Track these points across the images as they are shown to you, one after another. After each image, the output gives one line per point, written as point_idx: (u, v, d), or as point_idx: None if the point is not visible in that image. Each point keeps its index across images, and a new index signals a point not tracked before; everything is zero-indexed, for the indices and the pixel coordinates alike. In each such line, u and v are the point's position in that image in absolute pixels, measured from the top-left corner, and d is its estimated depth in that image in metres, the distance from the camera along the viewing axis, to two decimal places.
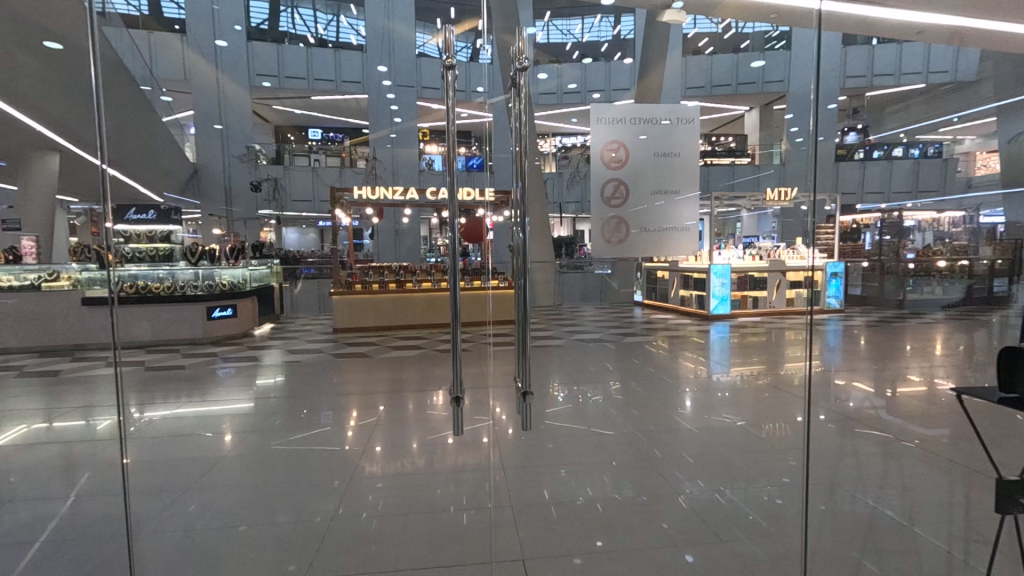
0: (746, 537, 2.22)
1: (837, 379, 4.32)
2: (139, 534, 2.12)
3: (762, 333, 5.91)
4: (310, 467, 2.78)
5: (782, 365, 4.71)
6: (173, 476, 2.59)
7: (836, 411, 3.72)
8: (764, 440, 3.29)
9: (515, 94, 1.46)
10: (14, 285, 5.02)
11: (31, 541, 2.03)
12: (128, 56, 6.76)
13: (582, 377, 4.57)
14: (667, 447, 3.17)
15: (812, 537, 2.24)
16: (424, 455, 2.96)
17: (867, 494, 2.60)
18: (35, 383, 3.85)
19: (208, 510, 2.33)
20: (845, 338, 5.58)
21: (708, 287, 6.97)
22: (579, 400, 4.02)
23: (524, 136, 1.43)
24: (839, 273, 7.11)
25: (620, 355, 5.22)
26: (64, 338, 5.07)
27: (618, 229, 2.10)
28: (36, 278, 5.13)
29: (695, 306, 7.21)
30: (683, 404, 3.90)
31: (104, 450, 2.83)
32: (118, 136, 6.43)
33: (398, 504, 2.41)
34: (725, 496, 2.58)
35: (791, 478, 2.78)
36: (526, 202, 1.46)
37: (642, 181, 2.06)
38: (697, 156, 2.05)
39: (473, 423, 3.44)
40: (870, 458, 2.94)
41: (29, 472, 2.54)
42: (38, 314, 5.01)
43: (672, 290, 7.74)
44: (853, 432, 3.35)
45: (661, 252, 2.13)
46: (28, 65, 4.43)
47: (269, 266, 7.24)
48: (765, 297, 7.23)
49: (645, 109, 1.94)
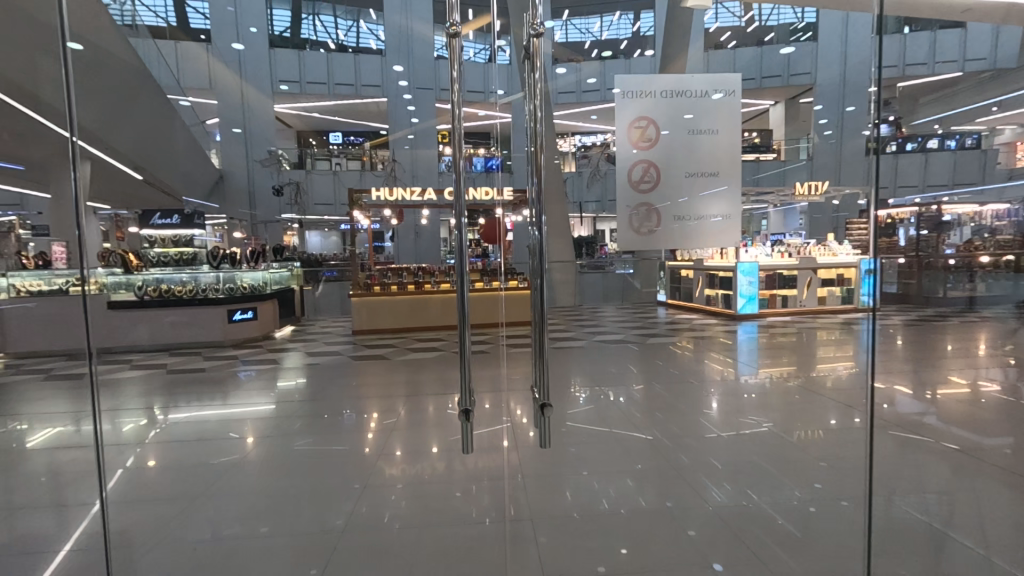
0: (779, 548, 2.12)
1: (874, 381, 4.13)
2: (161, 536, 2.14)
3: (792, 333, 5.71)
4: (329, 470, 2.76)
5: (814, 366, 4.53)
6: (195, 478, 2.62)
7: (873, 414, 3.55)
8: (795, 445, 3.16)
9: (531, 89, 1.39)
10: (44, 289, 5.20)
11: (57, 543, 2.06)
12: (155, 66, 6.95)
13: (604, 378, 4.47)
14: (693, 451, 3.07)
15: (849, 550, 2.12)
16: (443, 458, 2.92)
17: (908, 504, 2.46)
18: (66, 386, 3.95)
19: (229, 512, 2.34)
20: (881, 337, 5.35)
21: (736, 286, 6.81)
22: (601, 402, 3.93)
23: (540, 133, 1.36)
24: (875, 271, 6.75)
25: (644, 356, 5.10)
26: (95, 341, 5.20)
27: (648, 217, 2.01)
28: (64, 283, 5.29)
29: (721, 306, 7.02)
30: (710, 407, 3.77)
31: (129, 453, 2.87)
32: (146, 142, 6.59)
33: (416, 510, 2.37)
34: (754, 503, 2.48)
35: (825, 486, 2.65)
36: (543, 199, 1.39)
37: (675, 162, 1.96)
38: (731, 136, 1.96)
39: (493, 426, 3.38)
40: (910, 465, 2.80)
41: (59, 474, 2.60)
42: (70, 318, 5.15)
43: (698, 287, 7.57)
44: (891, 436, 3.20)
45: (692, 239, 2.06)
46: (59, 76, 4.57)
47: (290, 269, 7.32)
48: (794, 296, 6.91)
49: (682, 81, 1.85)
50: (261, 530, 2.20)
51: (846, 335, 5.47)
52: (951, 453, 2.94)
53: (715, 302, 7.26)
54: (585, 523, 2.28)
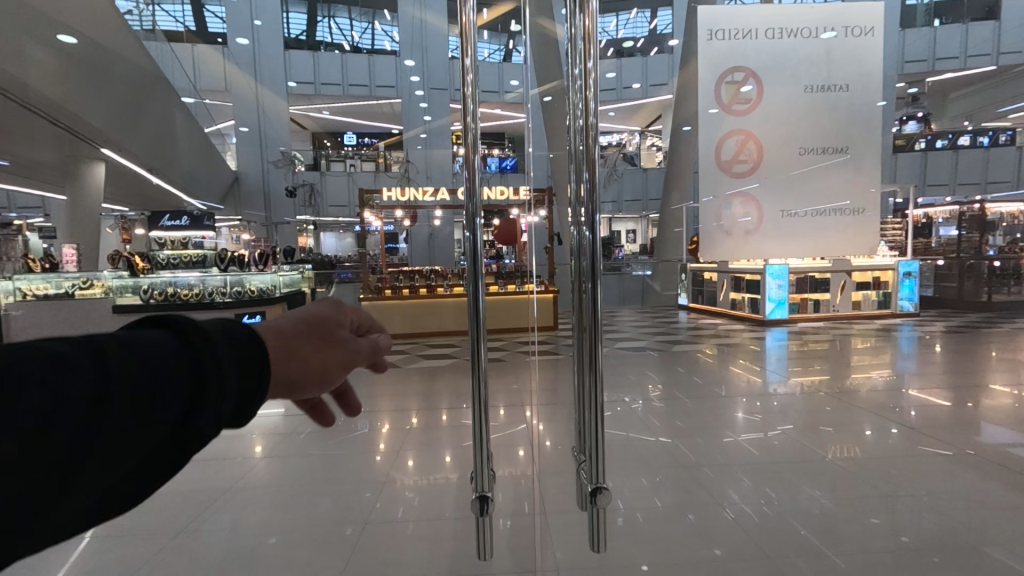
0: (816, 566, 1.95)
1: (912, 391, 3.89)
2: (161, 552, 2.06)
3: (824, 340, 5.46)
4: (337, 482, 2.65)
5: (847, 374, 4.32)
6: (201, 490, 2.56)
7: (911, 425, 3.36)
8: (827, 457, 2.98)
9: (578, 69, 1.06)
10: (51, 293, 5.22)
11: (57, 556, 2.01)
12: (169, 68, 6.96)
13: (623, 386, 4.31)
14: (719, 463, 2.91)
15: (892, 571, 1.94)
16: (457, 468, 2.79)
17: (950, 526, 2.27)
18: None
19: (234, 524, 2.27)
20: (918, 344, 5.10)
21: (762, 290, 6.43)
22: (620, 410, 3.78)
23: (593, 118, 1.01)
24: (912, 273, 6.48)
25: (665, 363, 4.92)
26: None
27: None
28: (71, 286, 5.27)
29: (747, 310, 6.79)
30: (736, 418, 3.57)
31: None
32: (157, 143, 6.49)
33: (423, 524, 2.24)
34: (784, 520, 2.31)
35: (864, 504, 2.46)
36: (599, 195, 1.00)
37: None
38: None
39: (506, 436, 3.23)
40: (952, 483, 2.61)
41: None
42: (80, 322, 5.14)
43: (721, 291, 7.25)
44: (932, 451, 3.00)
45: None
46: (76, 78, 4.59)
47: (300, 271, 7.26)
48: (828, 300, 6.60)
49: None
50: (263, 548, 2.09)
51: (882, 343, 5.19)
52: (998, 468, 2.73)
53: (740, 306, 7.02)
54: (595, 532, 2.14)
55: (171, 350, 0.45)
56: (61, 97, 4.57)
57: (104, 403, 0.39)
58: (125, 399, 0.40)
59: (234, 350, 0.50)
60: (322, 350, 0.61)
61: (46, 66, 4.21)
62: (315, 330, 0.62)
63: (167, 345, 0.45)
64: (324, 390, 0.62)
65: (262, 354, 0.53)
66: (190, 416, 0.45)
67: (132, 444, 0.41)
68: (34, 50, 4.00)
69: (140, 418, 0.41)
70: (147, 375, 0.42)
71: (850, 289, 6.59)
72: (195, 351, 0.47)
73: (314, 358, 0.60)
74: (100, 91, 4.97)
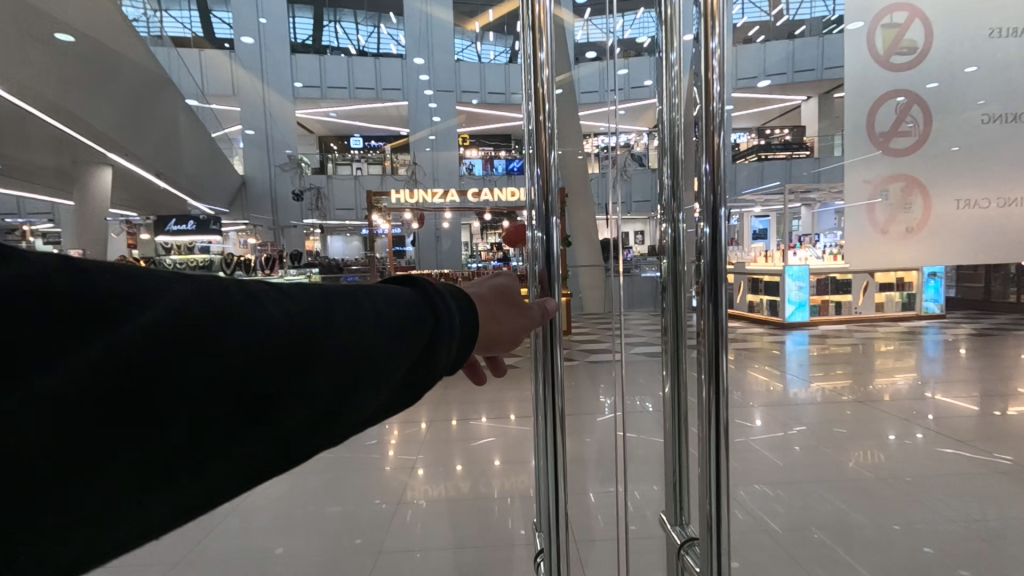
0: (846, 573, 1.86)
1: (937, 396, 3.75)
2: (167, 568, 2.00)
3: (846, 344, 5.32)
4: (347, 493, 2.57)
5: (870, 379, 4.19)
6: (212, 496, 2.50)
7: (939, 430, 3.23)
8: (855, 464, 2.85)
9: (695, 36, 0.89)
10: None
11: None
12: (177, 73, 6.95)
13: None
14: (741, 473, 2.78)
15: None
16: (470, 478, 2.69)
17: (984, 534, 2.17)
18: None
19: (243, 536, 2.21)
20: (944, 347, 4.96)
21: (783, 291, 6.47)
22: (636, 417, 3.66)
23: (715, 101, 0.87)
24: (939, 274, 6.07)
25: None
26: None
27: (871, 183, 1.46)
28: None
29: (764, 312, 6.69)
30: (757, 424, 3.45)
31: None
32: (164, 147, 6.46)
33: (433, 533, 2.17)
34: (815, 532, 2.19)
35: (895, 513, 2.34)
36: (723, 186, 0.88)
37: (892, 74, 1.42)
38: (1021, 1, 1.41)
39: (519, 444, 3.15)
40: (986, 492, 2.49)
41: None
42: None
43: (739, 293, 7.48)
44: (964, 458, 2.87)
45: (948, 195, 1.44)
46: (83, 85, 4.57)
47: (308, 276, 7.20)
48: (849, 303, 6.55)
49: None
50: (271, 565, 2.01)
51: (905, 345, 5.05)
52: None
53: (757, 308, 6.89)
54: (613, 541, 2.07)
55: (374, 307, 0.50)
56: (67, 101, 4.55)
57: (315, 338, 0.43)
58: (333, 343, 0.45)
59: (427, 315, 0.54)
60: (504, 311, 0.67)
61: (50, 70, 4.18)
62: (499, 294, 0.68)
63: (366, 302, 0.50)
64: (509, 346, 0.67)
65: (465, 311, 0.59)
66: (377, 367, 0.48)
67: (328, 379, 0.44)
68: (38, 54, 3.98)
69: (336, 356, 0.45)
70: (351, 328, 0.46)
71: (872, 291, 6.60)
72: (390, 313, 0.51)
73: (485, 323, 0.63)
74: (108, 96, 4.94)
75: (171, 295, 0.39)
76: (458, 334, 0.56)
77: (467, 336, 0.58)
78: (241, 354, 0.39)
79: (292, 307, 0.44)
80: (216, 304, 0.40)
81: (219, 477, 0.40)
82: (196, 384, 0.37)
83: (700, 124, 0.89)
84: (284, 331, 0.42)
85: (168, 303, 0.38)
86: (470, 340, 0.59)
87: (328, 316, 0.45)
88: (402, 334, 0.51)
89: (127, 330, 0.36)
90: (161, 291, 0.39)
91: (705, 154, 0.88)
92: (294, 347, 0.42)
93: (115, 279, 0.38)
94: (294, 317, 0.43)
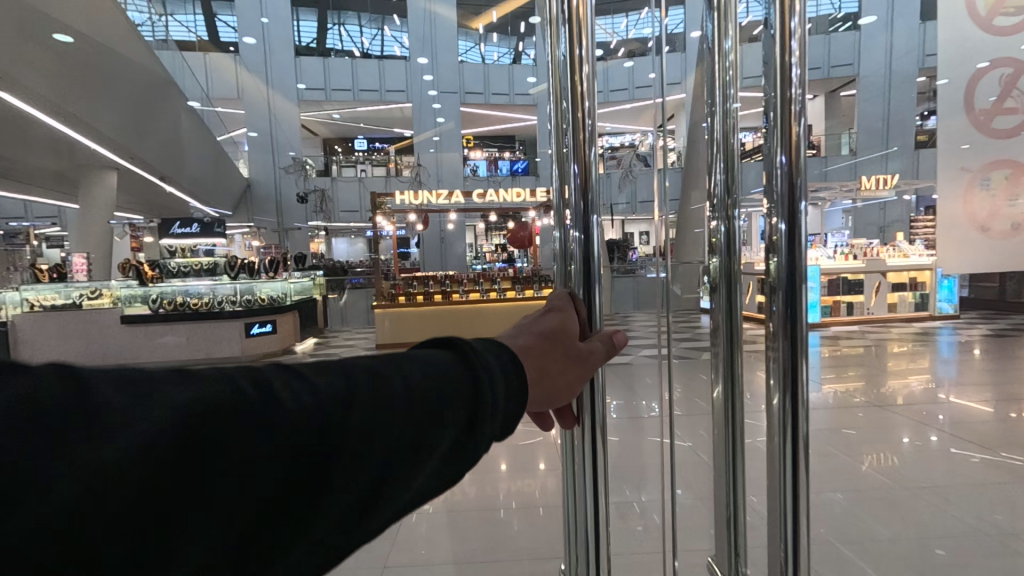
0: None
1: (952, 398, 3.67)
2: None
3: (858, 346, 5.23)
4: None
5: (884, 382, 4.10)
6: None
7: (956, 434, 3.15)
8: (873, 469, 2.77)
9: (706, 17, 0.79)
10: (58, 303, 5.01)
11: None
12: (182, 75, 6.91)
13: None
14: None
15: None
16: (476, 484, 2.63)
17: (1014, 541, 2.08)
18: None
19: None
20: (959, 349, 4.86)
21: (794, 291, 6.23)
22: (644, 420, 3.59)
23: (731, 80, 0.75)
24: (950, 273, 6.19)
25: None
26: (106, 357, 5.01)
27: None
28: (80, 295, 5.07)
29: None
30: None
31: None
32: (166, 148, 6.37)
33: (439, 542, 2.09)
34: (837, 539, 2.11)
35: (919, 519, 2.26)
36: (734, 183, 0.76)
37: None
38: None
39: (526, 449, 3.06)
40: (1012, 498, 2.40)
41: None
42: (82, 329, 4.99)
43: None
44: (984, 462, 2.78)
45: None
46: (86, 86, 4.54)
47: (313, 278, 7.15)
48: (861, 303, 6.42)
49: None
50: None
51: (918, 346, 4.97)
52: None
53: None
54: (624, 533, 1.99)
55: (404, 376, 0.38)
56: (68, 102, 4.48)
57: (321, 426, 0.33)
58: (349, 427, 0.33)
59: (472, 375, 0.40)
60: (554, 352, 0.49)
61: (52, 71, 4.11)
62: (546, 335, 0.51)
63: (396, 370, 0.38)
64: (572, 395, 0.49)
65: (510, 362, 0.43)
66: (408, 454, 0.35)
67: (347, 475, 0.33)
68: (41, 56, 3.92)
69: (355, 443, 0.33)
70: (407, 397, 0.37)
71: (884, 290, 6.44)
72: (423, 379, 0.38)
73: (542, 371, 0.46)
74: (111, 98, 4.90)
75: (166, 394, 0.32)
76: (503, 396, 0.41)
77: (517, 399, 0.42)
78: (276, 441, 0.31)
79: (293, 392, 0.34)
80: (193, 402, 0.31)
81: None
82: (232, 480, 0.30)
83: (770, 108, 0.58)
84: (329, 410, 0.33)
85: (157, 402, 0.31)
86: (522, 403, 0.42)
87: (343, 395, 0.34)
88: (443, 403, 0.37)
89: (142, 429, 0.29)
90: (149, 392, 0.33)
91: (778, 145, 0.57)
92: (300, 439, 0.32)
93: (129, 389, 0.33)
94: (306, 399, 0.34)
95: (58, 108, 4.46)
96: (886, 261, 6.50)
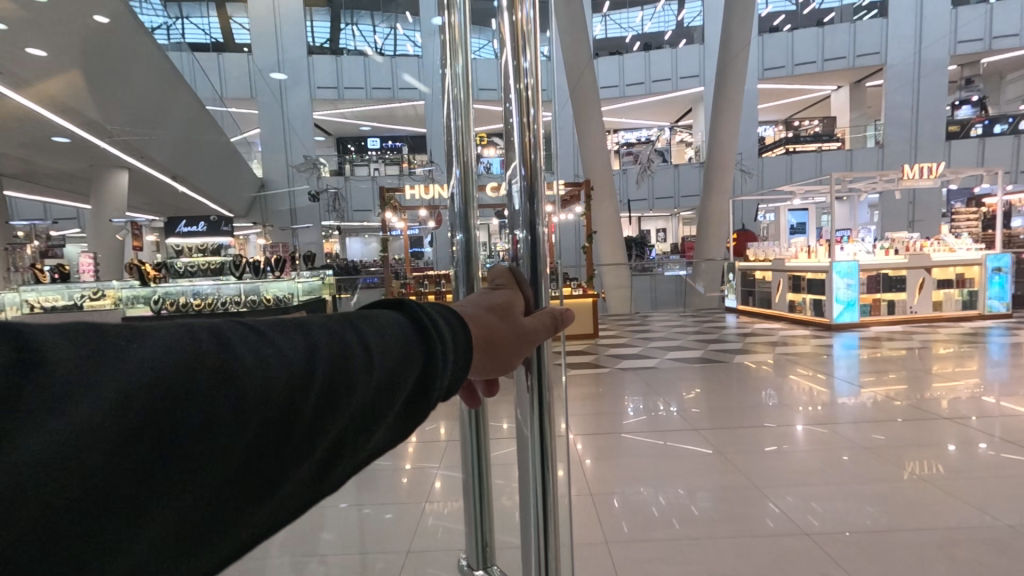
0: (911, 561, 1.59)
1: None
2: None
3: (903, 335, 4.69)
4: (352, 482, 2.30)
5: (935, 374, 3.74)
6: None
7: None
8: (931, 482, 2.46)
9: None
10: (61, 303, 5.02)
11: None
12: (197, 79, 6.65)
13: (657, 381, 3.76)
14: None
15: (1008, 563, 1.57)
16: None
17: None
18: None
19: None
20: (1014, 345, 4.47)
21: (827, 290, 5.18)
22: (656, 409, 3.18)
23: None
24: (1003, 268, 5.28)
25: (711, 357, 4.44)
26: None
27: None
28: (81, 295, 5.07)
29: (809, 314, 5.47)
30: None
31: None
32: (183, 151, 6.35)
33: (452, 539, 1.81)
34: None
35: None
36: None
37: None
38: None
39: None
40: None
41: None
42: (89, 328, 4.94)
43: (777, 293, 6.08)
44: None
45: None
46: (99, 86, 4.39)
47: (323, 278, 7.07)
48: (904, 302, 5.32)
49: None
50: (278, 564, 1.70)
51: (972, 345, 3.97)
52: None
53: (800, 310, 5.66)
54: (644, 524, 1.83)
55: (342, 331, 0.39)
56: (73, 100, 4.27)
57: (287, 401, 0.33)
58: (319, 393, 0.34)
59: (416, 339, 0.42)
60: (504, 326, 0.53)
61: (71, 81, 4.08)
62: (493, 306, 0.56)
63: (332, 325, 0.39)
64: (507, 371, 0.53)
65: (461, 325, 0.47)
66: (358, 431, 0.38)
67: (311, 459, 0.35)
68: (58, 68, 3.87)
69: (317, 429, 0.35)
70: (363, 362, 0.38)
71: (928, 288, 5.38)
72: (385, 350, 0.40)
73: (487, 342, 0.50)
74: (121, 96, 4.69)
75: (104, 348, 0.28)
76: (452, 362, 0.44)
77: (463, 365, 0.46)
78: (271, 376, 0.32)
79: (235, 344, 0.34)
80: (199, 348, 0.31)
81: (249, 504, 0.33)
82: (235, 406, 0.30)
83: None
84: (299, 362, 0.35)
85: (92, 362, 0.27)
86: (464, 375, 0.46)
87: (303, 362, 0.34)
88: (398, 373, 0.40)
89: (138, 360, 0.28)
90: (68, 342, 0.28)
91: None
92: (265, 428, 0.32)
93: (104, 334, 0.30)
94: (269, 368, 0.33)
95: (64, 104, 4.26)
96: (931, 257, 5.34)
